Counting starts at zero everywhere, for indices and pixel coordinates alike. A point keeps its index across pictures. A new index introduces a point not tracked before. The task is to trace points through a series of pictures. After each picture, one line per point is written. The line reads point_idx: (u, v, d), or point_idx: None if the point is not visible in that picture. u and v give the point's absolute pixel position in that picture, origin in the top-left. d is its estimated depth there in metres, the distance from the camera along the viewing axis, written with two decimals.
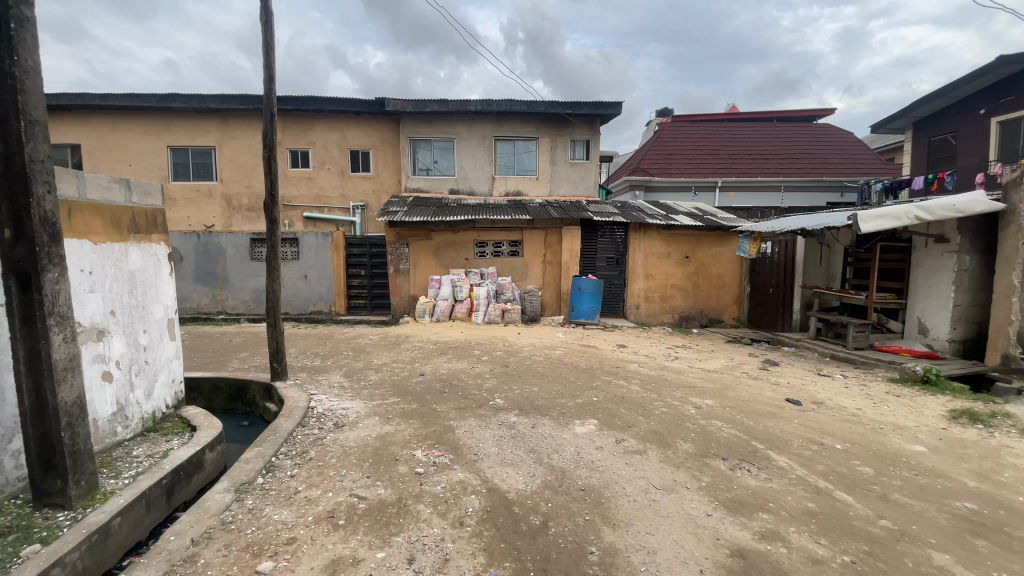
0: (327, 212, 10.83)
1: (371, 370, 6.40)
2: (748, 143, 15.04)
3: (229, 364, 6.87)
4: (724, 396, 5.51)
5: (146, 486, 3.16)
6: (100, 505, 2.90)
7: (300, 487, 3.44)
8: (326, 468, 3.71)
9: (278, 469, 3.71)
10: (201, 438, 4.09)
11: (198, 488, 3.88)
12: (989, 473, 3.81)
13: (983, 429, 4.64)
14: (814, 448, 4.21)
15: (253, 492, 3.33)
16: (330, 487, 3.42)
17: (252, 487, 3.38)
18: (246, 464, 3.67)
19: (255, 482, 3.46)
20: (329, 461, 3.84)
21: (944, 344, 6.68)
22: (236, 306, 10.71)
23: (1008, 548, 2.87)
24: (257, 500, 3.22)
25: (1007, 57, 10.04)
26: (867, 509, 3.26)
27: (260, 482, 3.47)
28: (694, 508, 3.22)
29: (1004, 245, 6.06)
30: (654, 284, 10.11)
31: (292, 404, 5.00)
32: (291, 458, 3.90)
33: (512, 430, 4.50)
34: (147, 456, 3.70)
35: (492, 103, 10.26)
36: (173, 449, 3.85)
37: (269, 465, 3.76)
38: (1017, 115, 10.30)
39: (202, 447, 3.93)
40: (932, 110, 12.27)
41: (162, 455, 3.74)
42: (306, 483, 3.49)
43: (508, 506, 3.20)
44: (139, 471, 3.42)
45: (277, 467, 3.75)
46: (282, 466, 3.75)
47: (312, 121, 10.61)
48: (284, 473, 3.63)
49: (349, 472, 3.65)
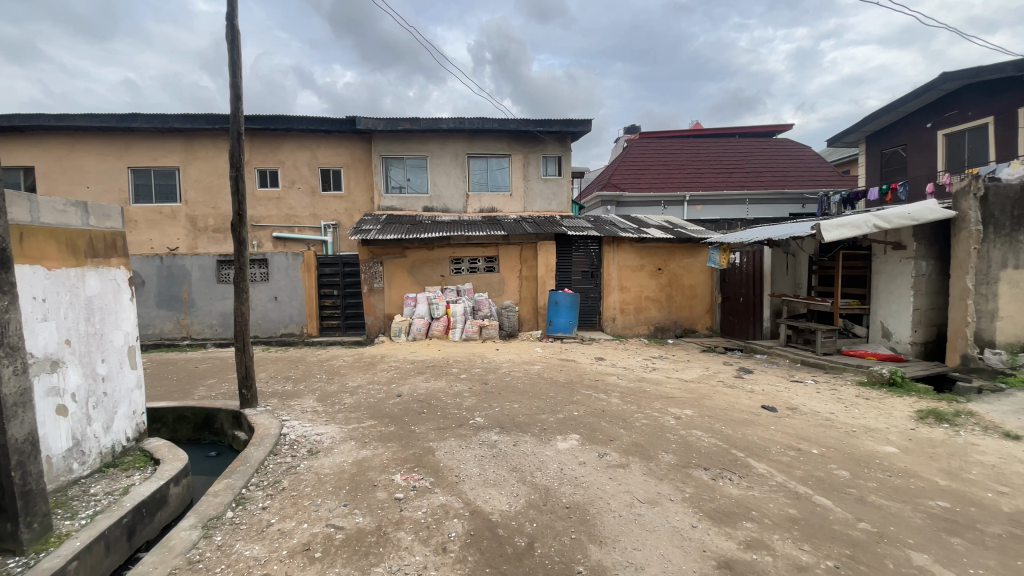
0: (298, 231, 10.61)
1: (346, 393, 6.18)
2: (713, 158, 15.55)
3: (195, 392, 6.55)
4: (702, 405, 5.56)
5: (106, 525, 2.95)
6: (54, 548, 2.69)
7: (273, 519, 3.27)
8: (301, 498, 3.55)
9: (249, 501, 3.53)
10: (165, 471, 3.86)
11: (162, 526, 3.65)
12: (957, 471, 3.93)
13: (950, 428, 4.80)
14: (792, 454, 4.26)
15: (223, 527, 3.15)
16: (305, 518, 3.27)
17: (220, 523, 3.20)
18: (213, 498, 3.47)
19: (223, 517, 3.27)
20: (304, 490, 3.68)
21: (907, 347, 6.92)
22: (202, 331, 10.33)
23: (981, 544, 2.94)
24: (227, 535, 3.05)
25: (950, 74, 10.61)
26: (846, 512, 3.30)
27: (229, 516, 3.29)
28: (679, 520, 3.19)
29: (956, 250, 6.37)
30: (629, 296, 10.21)
31: (263, 431, 4.79)
32: (263, 489, 3.72)
33: (493, 449, 4.41)
34: (105, 494, 3.47)
35: (464, 121, 10.32)
36: (134, 485, 3.63)
37: (239, 498, 3.56)
38: (961, 128, 10.94)
39: (166, 481, 3.71)
40: (883, 124, 12.94)
41: (122, 492, 3.52)
42: (279, 514, 3.32)
43: (493, 529, 3.10)
44: (98, 511, 3.20)
45: (248, 499, 3.57)
46: (253, 498, 3.57)
47: (281, 140, 10.47)
48: (254, 506, 3.45)
49: (324, 501, 3.50)
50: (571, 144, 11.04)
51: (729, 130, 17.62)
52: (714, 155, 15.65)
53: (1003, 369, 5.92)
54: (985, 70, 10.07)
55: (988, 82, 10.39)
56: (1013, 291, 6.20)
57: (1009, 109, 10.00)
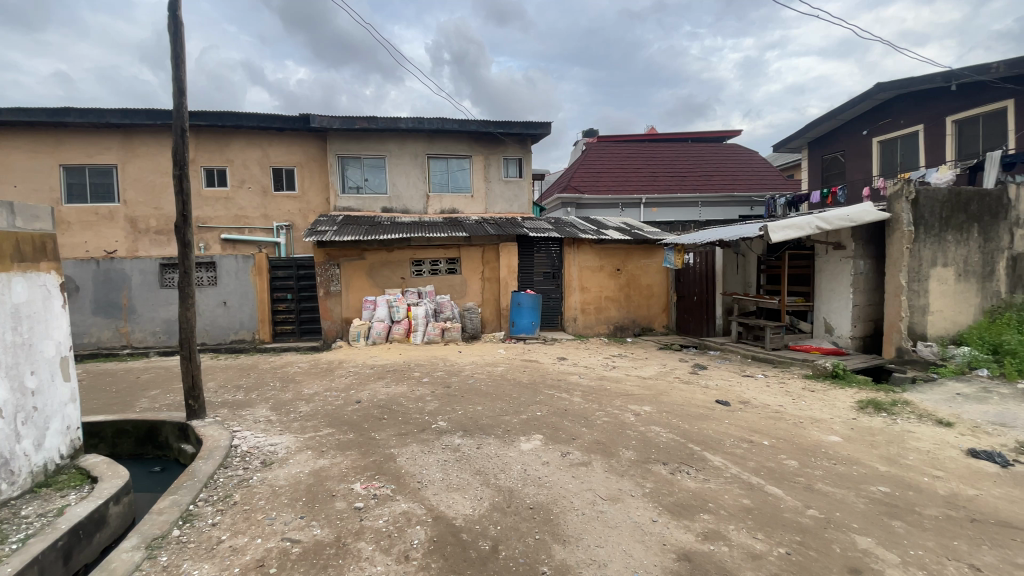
0: (248, 233, 10.14)
1: (302, 401, 5.96)
2: (668, 162, 16.03)
3: (137, 404, 6.16)
4: (660, 402, 5.68)
5: (39, 549, 2.75)
6: None
7: (224, 536, 3.10)
8: (254, 512, 3.38)
9: (197, 517, 3.33)
10: (105, 489, 3.60)
11: (102, 548, 3.40)
12: (896, 457, 4.18)
13: (888, 416, 5.10)
14: (745, 446, 4.41)
15: (169, 546, 2.96)
16: (259, 532, 3.11)
17: (166, 542, 3.01)
18: (157, 516, 3.26)
19: (169, 536, 3.08)
20: (258, 504, 3.50)
21: (848, 341, 7.32)
22: (145, 339, 9.73)
23: (920, 526, 3.12)
24: (173, 555, 2.87)
25: (884, 85, 11.33)
26: (796, 501, 3.44)
27: (176, 534, 3.10)
28: (640, 515, 3.24)
29: (891, 248, 6.78)
30: (589, 296, 10.34)
31: (212, 444, 4.55)
32: (212, 505, 3.51)
33: (457, 453, 4.35)
34: (37, 515, 3.21)
35: (423, 121, 10.20)
36: (70, 504, 3.37)
37: (186, 514, 3.36)
38: (894, 135, 11.73)
39: (106, 499, 3.47)
40: (823, 131, 13.71)
41: (57, 512, 3.26)
42: (230, 530, 3.15)
43: (456, 534, 3.05)
44: (29, 534, 2.97)
45: (196, 515, 3.36)
46: (201, 514, 3.37)
47: (230, 137, 10.07)
48: (203, 522, 3.26)
49: (279, 514, 3.35)
50: (531, 146, 11.13)
51: (682, 135, 18.19)
52: (669, 159, 16.14)
53: (935, 360, 6.38)
54: (915, 81, 10.80)
55: (917, 93, 11.17)
56: (941, 287, 6.70)
57: (935, 118, 10.78)
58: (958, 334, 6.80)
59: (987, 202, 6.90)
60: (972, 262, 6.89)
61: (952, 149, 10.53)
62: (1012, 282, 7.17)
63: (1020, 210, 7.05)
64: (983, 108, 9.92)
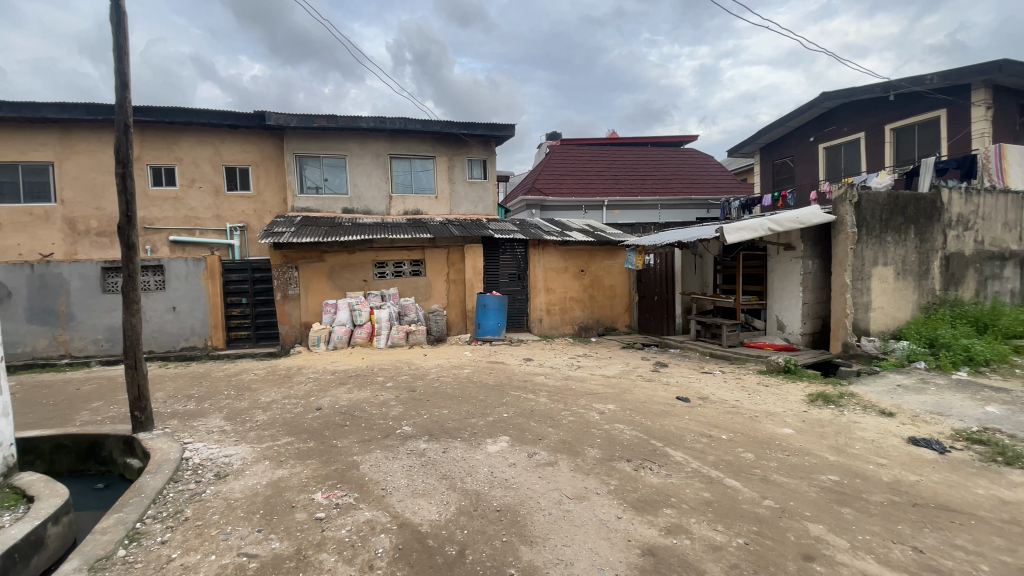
0: (199, 235, 9.95)
1: (259, 409, 5.73)
2: (630, 165, 16.39)
3: (77, 417, 5.77)
4: (623, 400, 5.79)
5: None
6: None
7: (174, 553, 2.94)
8: (207, 527, 3.21)
9: (145, 536, 3.14)
10: (41, 509, 3.34)
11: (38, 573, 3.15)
12: (843, 447, 4.40)
13: (836, 408, 5.37)
14: (704, 441, 4.55)
15: (113, 568, 2.79)
16: (213, 549, 2.96)
17: (110, 563, 2.83)
18: (100, 536, 3.06)
19: (114, 556, 2.89)
20: (211, 519, 3.33)
21: (798, 337, 7.68)
22: (85, 348, 9.11)
23: (866, 512, 3.29)
24: None
25: (829, 94, 11.95)
26: (752, 492, 3.56)
27: (122, 555, 2.92)
28: (605, 513, 3.28)
29: (836, 249, 7.16)
30: (554, 297, 10.42)
31: (160, 457, 4.30)
32: (162, 521, 3.32)
33: (422, 458, 4.28)
34: None
35: (385, 121, 10.05)
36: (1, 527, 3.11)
37: (132, 533, 3.16)
38: (839, 142, 12.41)
39: (43, 519, 3.21)
40: (774, 137, 14.35)
41: None
42: (181, 548, 2.99)
43: (422, 541, 3.00)
44: None
45: (143, 533, 3.17)
46: (149, 532, 3.18)
47: (179, 135, 9.64)
48: (152, 541, 3.07)
49: (235, 528, 3.20)
50: (495, 148, 11.15)
51: (642, 139, 18.64)
52: (630, 162, 16.51)
53: (877, 354, 6.77)
54: (857, 91, 11.45)
55: (858, 102, 11.85)
56: (881, 285, 7.12)
57: (875, 126, 11.48)
58: (898, 329, 7.23)
59: (922, 205, 7.38)
60: (910, 262, 7.36)
61: (891, 155, 11.23)
62: (945, 280, 7.70)
63: (951, 212, 7.59)
64: (918, 118, 10.64)
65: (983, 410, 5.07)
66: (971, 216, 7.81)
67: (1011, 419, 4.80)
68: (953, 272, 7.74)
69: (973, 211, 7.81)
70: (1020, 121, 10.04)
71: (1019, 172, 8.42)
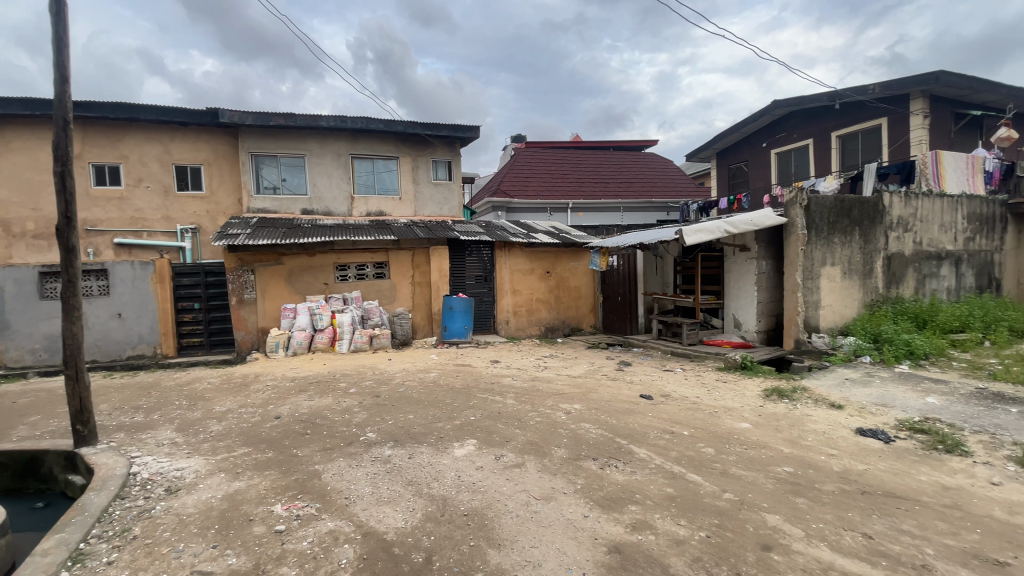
0: (147, 237, 9.43)
1: (213, 420, 5.49)
2: (593, 168, 16.67)
3: (12, 433, 5.37)
4: (589, 399, 5.86)
5: None
6: None
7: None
8: (157, 545, 3.05)
9: (90, 556, 2.96)
10: None
11: None
12: (797, 439, 4.60)
13: (790, 402, 5.61)
14: (667, 437, 4.66)
15: None
16: (163, 568, 2.82)
17: None
18: (40, 558, 2.87)
19: None
20: (162, 536, 3.16)
21: (754, 334, 7.98)
22: (21, 359, 8.50)
23: (819, 501, 3.45)
24: None
25: (780, 101, 12.49)
26: (713, 486, 3.67)
27: None
28: (572, 512, 3.30)
29: (788, 250, 7.49)
30: (521, 299, 10.47)
31: (105, 473, 4.05)
32: (108, 541, 3.13)
33: (387, 465, 4.20)
34: None
35: (346, 120, 9.86)
36: None
37: (76, 554, 2.98)
38: (789, 148, 13.01)
39: None
40: (729, 143, 14.91)
41: None
42: (129, 569, 2.83)
43: (387, 549, 2.94)
44: None
45: (88, 554, 2.98)
46: (95, 552, 2.99)
47: (124, 131, 9.17)
48: (98, 561, 2.90)
49: (189, 545, 3.05)
50: (460, 149, 11.13)
51: (605, 143, 18.96)
52: (594, 166, 16.79)
53: (826, 349, 7.15)
54: (805, 99, 12.02)
55: (807, 110, 12.45)
56: (830, 284, 7.50)
57: (823, 133, 12.10)
58: (845, 325, 7.61)
59: (866, 208, 7.83)
60: (855, 262, 7.78)
61: (837, 161, 11.87)
62: (888, 279, 8.18)
63: (891, 215, 8.07)
64: (861, 126, 11.29)
65: (924, 401, 5.41)
66: (910, 218, 8.33)
67: (949, 409, 5.13)
68: (895, 272, 8.23)
69: (911, 214, 8.33)
70: (953, 129, 10.80)
71: (953, 177, 9.05)
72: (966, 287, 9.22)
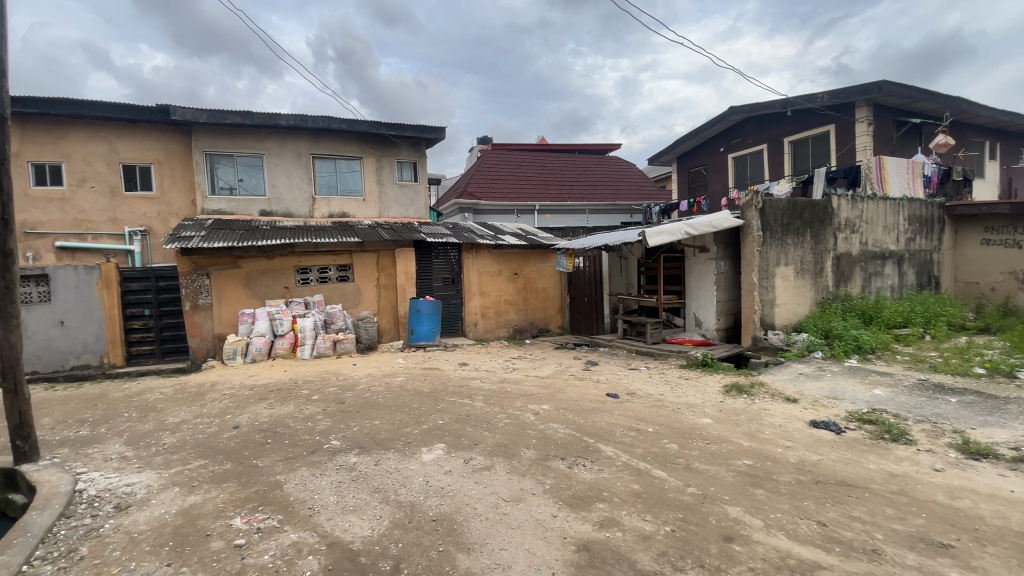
0: (92, 241, 8.99)
1: (167, 431, 5.24)
2: (559, 170, 16.87)
3: None
4: (557, 399, 5.91)
5: None
6: None
7: None
8: (105, 566, 2.88)
9: None
10: None
11: None
12: (755, 433, 4.78)
13: (748, 397, 5.83)
14: (632, 434, 4.75)
15: None
16: None
17: None
18: None
19: None
20: (111, 556, 2.99)
21: (714, 333, 8.27)
22: None
23: (776, 492, 3.60)
24: None
25: (736, 108, 12.99)
26: (677, 480, 3.77)
27: None
28: (541, 513, 3.32)
29: (745, 251, 7.80)
30: (489, 301, 10.47)
31: (47, 491, 3.80)
32: (53, 563, 2.94)
33: (353, 472, 4.11)
34: None
35: (306, 118, 9.62)
36: None
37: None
38: (745, 153, 13.55)
39: None
40: (689, 147, 15.40)
41: None
42: None
43: (354, 559, 2.88)
44: None
45: None
46: None
47: (67, 128, 8.64)
48: None
49: (140, 564, 2.90)
50: (425, 150, 11.04)
51: (570, 147, 19.25)
52: (559, 168, 17.00)
53: (781, 346, 7.47)
54: (760, 106, 12.55)
55: (761, 116, 12.99)
56: (784, 284, 7.84)
57: (776, 139, 12.67)
58: (799, 322, 7.97)
59: (816, 210, 8.23)
60: (807, 261, 8.16)
61: (789, 165, 12.45)
62: (837, 278, 8.62)
63: (839, 217, 8.52)
64: (810, 132, 11.87)
65: (871, 393, 5.73)
66: (856, 220, 8.81)
67: (894, 400, 5.46)
68: (843, 271, 8.68)
69: (857, 216, 8.82)
70: (895, 136, 11.50)
71: (895, 181, 9.63)
72: (908, 284, 9.82)
